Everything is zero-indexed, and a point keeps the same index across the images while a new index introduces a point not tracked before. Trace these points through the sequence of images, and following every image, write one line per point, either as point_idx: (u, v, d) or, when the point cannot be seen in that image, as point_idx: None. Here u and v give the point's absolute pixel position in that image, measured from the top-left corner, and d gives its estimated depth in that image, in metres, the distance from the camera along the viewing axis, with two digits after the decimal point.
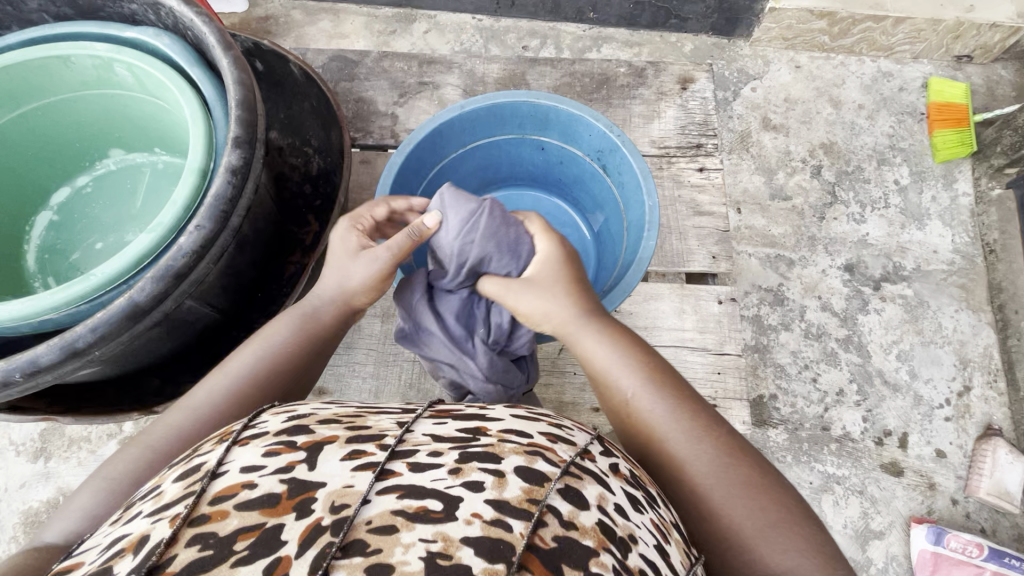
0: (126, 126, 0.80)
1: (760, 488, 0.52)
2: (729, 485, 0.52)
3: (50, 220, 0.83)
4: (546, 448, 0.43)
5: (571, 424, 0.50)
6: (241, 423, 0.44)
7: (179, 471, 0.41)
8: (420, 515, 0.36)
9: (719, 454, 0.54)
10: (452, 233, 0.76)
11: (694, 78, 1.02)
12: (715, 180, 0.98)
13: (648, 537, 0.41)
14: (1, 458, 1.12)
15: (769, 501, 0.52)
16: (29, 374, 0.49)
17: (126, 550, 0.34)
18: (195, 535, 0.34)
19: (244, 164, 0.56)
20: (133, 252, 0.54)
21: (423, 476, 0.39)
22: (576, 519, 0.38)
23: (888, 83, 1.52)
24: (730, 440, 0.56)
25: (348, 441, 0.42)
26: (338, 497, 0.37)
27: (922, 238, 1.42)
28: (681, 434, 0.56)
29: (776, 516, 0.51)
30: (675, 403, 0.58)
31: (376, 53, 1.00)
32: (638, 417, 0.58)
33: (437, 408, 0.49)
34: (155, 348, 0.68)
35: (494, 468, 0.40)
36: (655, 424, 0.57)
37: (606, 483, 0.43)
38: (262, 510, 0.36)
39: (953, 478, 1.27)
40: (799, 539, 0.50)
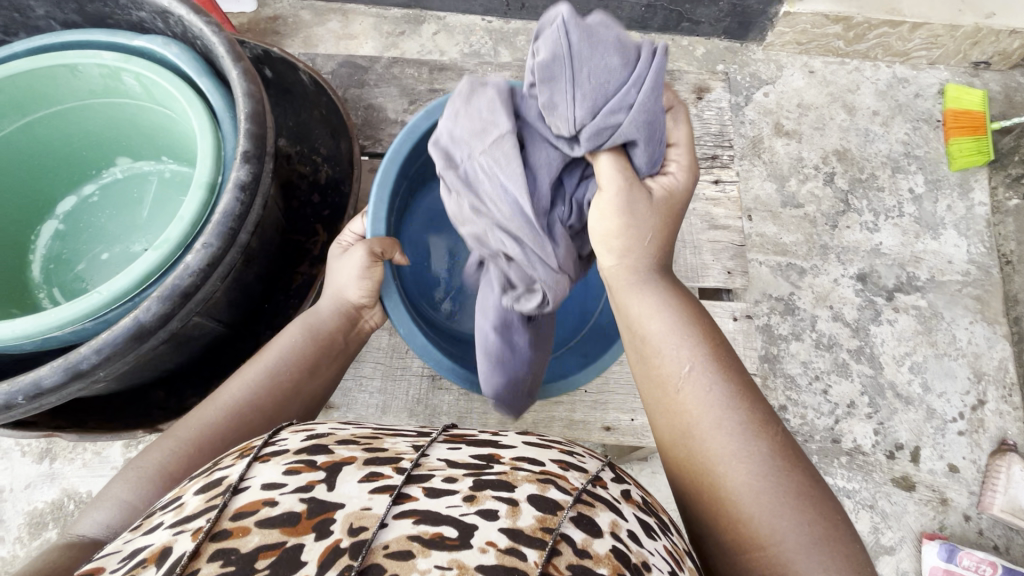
0: (136, 136, 0.80)
1: (811, 500, 0.45)
2: (775, 488, 0.45)
3: (56, 229, 0.82)
4: (558, 475, 0.42)
5: (583, 451, 0.49)
6: (263, 439, 0.43)
7: (200, 483, 0.40)
8: (436, 542, 0.35)
9: (771, 451, 0.47)
10: (604, 85, 0.59)
11: (710, 88, 1.00)
12: (730, 193, 0.96)
13: (662, 565, 0.39)
14: (6, 458, 1.12)
15: (818, 516, 0.45)
16: (32, 397, 0.48)
17: (148, 561, 0.33)
18: (217, 550, 0.33)
19: (253, 180, 0.54)
20: (139, 270, 0.52)
21: (437, 501, 0.38)
22: (591, 547, 0.37)
23: (903, 89, 1.50)
24: (785, 441, 0.48)
25: (366, 462, 0.40)
26: (356, 519, 0.36)
27: (936, 248, 1.40)
28: (730, 423, 0.48)
29: (826, 535, 0.44)
30: (729, 385, 0.51)
31: (387, 59, 0.99)
32: (681, 393, 0.51)
33: (451, 432, 0.47)
34: (161, 363, 0.67)
35: (508, 496, 0.38)
36: (699, 403, 0.50)
37: (619, 510, 0.42)
38: (282, 530, 0.35)
39: (965, 494, 1.25)
40: (848, 562, 0.43)
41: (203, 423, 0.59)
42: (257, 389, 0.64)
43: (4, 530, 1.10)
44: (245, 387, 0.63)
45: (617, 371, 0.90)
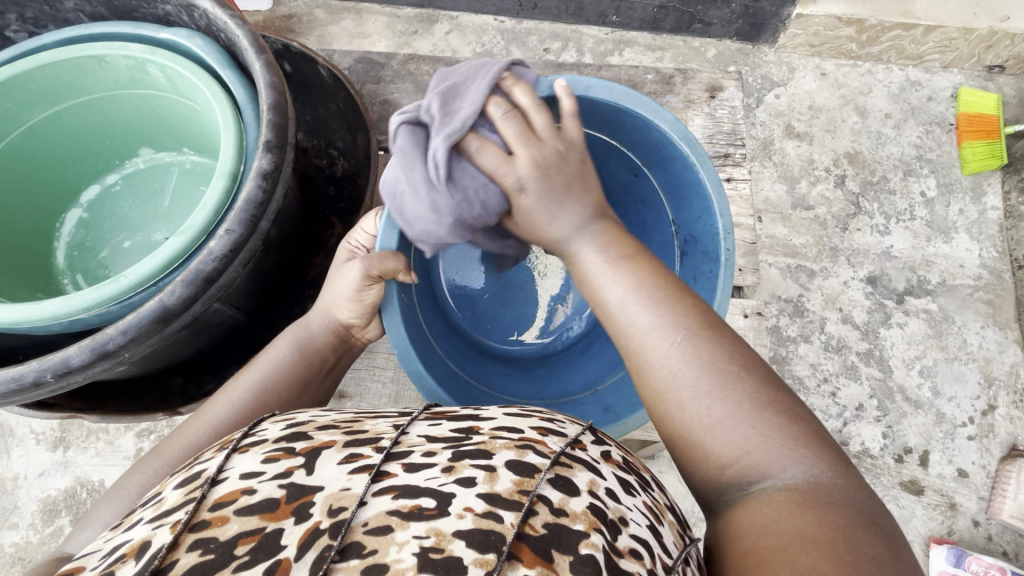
0: (159, 128, 0.82)
1: (732, 381, 0.48)
2: (690, 388, 0.49)
3: (79, 217, 0.85)
4: (537, 441, 0.45)
5: (563, 419, 0.52)
6: (241, 432, 0.46)
7: (180, 478, 0.43)
8: (415, 513, 0.38)
9: (682, 353, 0.50)
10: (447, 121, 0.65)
11: (723, 87, 1.00)
12: (742, 191, 0.97)
13: (639, 519, 0.42)
14: (21, 446, 1.14)
15: (752, 402, 0.47)
16: (60, 375, 0.49)
17: (126, 556, 0.36)
18: (195, 539, 0.36)
19: (275, 169, 0.56)
20: (164, 255, 0.54)
21: (417, 476, 0.41)
22: (567, 506, 0.40)
23: (916, 92, 1.49)
24: (701, 330, 0.51)
25: (345, 445, 0.44)
26: (335, 500, 0.39)
27: (948, 252, 1.39)
28: (646, 337, 0.53)
29: (749, 407, 0.47)
30: (645, 298, 0.55)
31: (402, 55, 1.00)
32: (609, 323, 0.57)
33: (432, 410, 0.52)
34: (180, 349, 0.68)
35: (486, 464, 0.41)
36: (623, 328, 0.55)
37: (597, 470, 0.44)
38: (261, 516, 0.37)
39: (974, 499, 1.24)
40: (787, 439, 0.46)
41: (183, 445, 0.61)
42: (240, 411, 0.65)
43: (17, 517, 1.11)
44: (227, 409, 0.65)
45: None
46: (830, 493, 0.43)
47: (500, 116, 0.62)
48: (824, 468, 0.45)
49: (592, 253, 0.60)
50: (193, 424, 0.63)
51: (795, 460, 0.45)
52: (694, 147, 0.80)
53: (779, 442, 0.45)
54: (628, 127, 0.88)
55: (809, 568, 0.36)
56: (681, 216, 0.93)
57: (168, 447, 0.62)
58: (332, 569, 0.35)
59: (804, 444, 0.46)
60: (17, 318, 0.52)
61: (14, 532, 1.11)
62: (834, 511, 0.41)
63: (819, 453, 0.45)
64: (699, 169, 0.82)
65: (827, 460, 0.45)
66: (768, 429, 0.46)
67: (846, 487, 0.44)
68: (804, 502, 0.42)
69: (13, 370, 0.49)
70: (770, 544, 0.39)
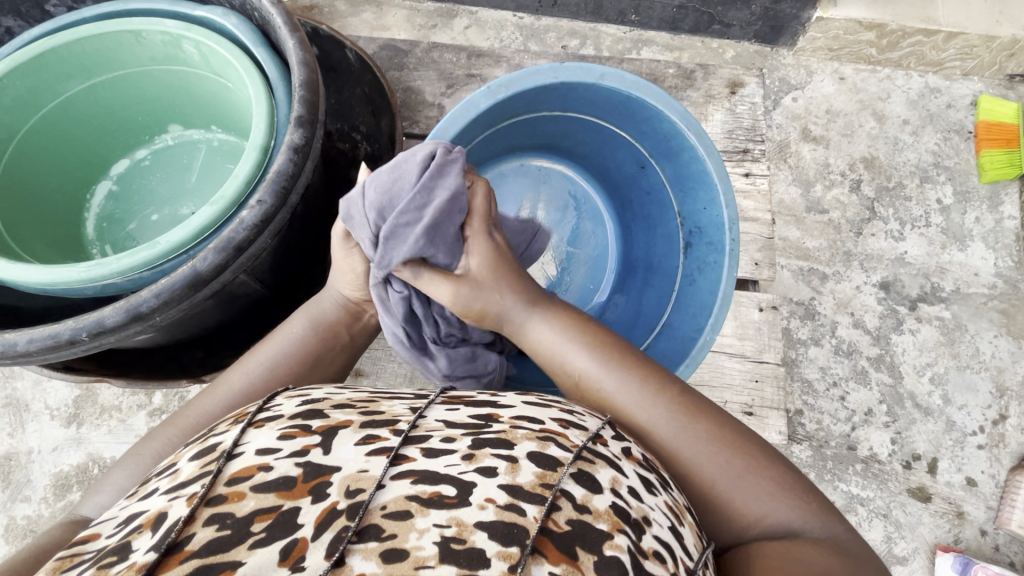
0: (189, 104, 0.86)
1: (736, 444, 0.54)
2: (705, 445, 0.53)
3: (109, 189, 0.89)
4: (558, 433, 0.45)
5: (582, 411, 0.53)
6: (256, 406, 0.47)
7: (195, 450, 0.43)
8: (435, 501, 0.38)
9: (684, 416, 0.55)
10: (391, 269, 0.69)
11: (744, 83, 1.00)
12: (760, 186, 0.97)
13: (662, 519, 0.43)
14: (36, 421, 1.16)
15: (734, 448, 0.53)
16: (95, 334, 0.53)
17: (143, 527, 0.36)
18: (212, 514, 0.36)
19: (305, 143, 0.58)
20: (196, 224, 0.56)
21: (436, 462, 0.41)
22: (590, 503, 0.40)
23: (935, 99, 1.49)
24: (686, 399, 0.57)
25: (362, 427, 0.44)
26: (353, 481, 0.39)
27: (963, 260, 1.39)
28: (640, 401, 0.57)
29: (757, 463, 0.53)
30: (608, 363, 0.61)
31: (427, 43, 1.01)
32: (598, 393, 0.60)
33: (449, 394, 0.52)
34: (207, 317, 0.70)
35: (507, 454, 0.42)
36: (612, 394, 0.58)
37: (620, 467, 0.45)
38: (277, 493, 0.37)
39: (982, 509, 1.24)
40: (767, 479, 0.52)
41: (202, 412, 0.62)
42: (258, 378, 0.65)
43: (29, 491, 1.13)
44: (245, 378, 0.65)
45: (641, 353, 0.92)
46: (831, 539, 0.50)
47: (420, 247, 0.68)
48: (823, 519, 0.51)
49: (544, 318, 0.68)
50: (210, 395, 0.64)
51: (800, 512, 0.51)
52: (703, 137, 0.82)
53: (785, 496, 0.51)
54: (635, 120, 0.90)
55: None
56: (685, 206, 0.93)
57: (185, 415, 0.62)
58: (350, 549, 0.35)
59: (802, 498, 0.52)
60: (54, 278, 0.55)
61: (27, 505, 1.12)
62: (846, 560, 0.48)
63: (815, 503, 0.52)
64: (705, 159, 0.84)
65: (824, 509, 0.52)
66: (767, 482, 0.52)
67: (840, 533, 0.51)
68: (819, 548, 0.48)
69: (51, 328, 0.53)
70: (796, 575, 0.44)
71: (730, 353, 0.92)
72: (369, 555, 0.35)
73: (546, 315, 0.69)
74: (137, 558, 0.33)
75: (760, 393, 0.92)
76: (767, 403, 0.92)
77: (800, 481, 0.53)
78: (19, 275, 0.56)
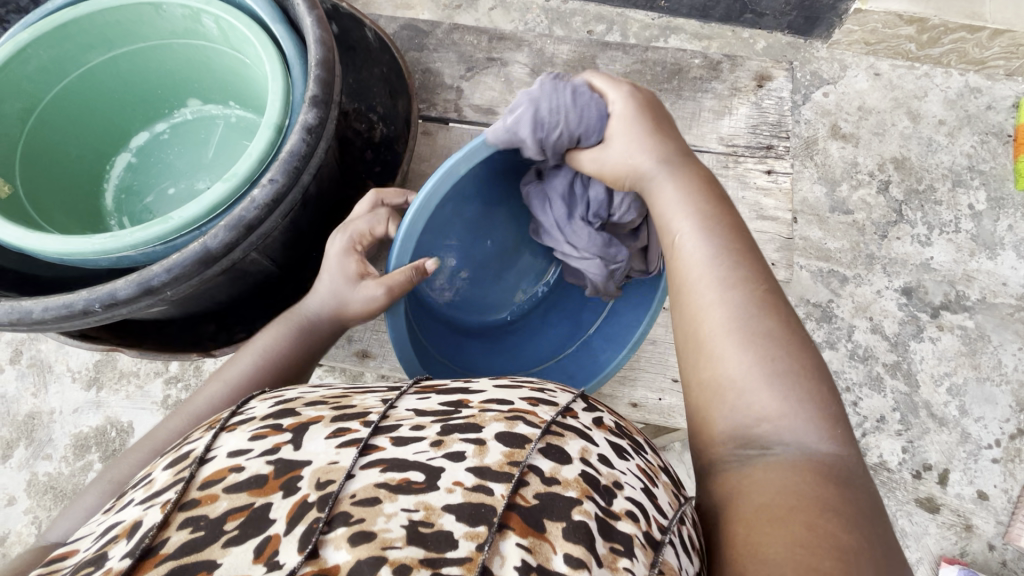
0: (208, 79, 0.86)
1: (791, 344, 0.49)
2: (754, 339, 0.49)
3: (129, 161, 0.91)
4: (527, 412, 0.45)
5: (554, 389, 0.52)
6: (229, 411, 0.47)
7: (170, 458, 0.43)
8: (403, 486, 0.38)
9: (755, 302, 0.50)
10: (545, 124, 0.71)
11: (772, 76, 0.98)
12: (782, 184, 0.95)
13: (633, 482, 0.43)
14: (58, 382, 1.19)
15: (790, 356, 0.48)
16: (107, 306, 0.55)
17: (119, 536, 0.37)
18: (184, 518, 0.36)
19: (319, 123, 0.59)
20: (210, 200, 0.58)
21: (405, 449, 0.41)
22: (558, 474, 0.40)
23: (975, 100, 1.43)
24: (771, 287, 0.52)
25: (333, 421, 0.44)
26: (323, 474, 0.39)
27: (991, 268, 1.34)
28: (711, 279, 0.53)
29: (802, 371, 0.48)
30: (713, 234, 0.55)
31: (447, 24, 1.00)
32: (676, 259, 0.56)
33: (422, 383, 0.52)
34: (216, 294, 0.73)
35: (475, 438, 0.42)
36: (690, 263, 0.55)
37: (590, 437, 0.44)
38: (250, 491, 0.38)
39: (992, 523, 1.21)
40: (808, 401, 0.47)
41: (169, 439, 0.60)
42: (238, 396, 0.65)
43: (49, 450, 1.17)
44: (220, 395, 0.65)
45: (651, 348, 0.93)
46: (848, 476, 0.44)
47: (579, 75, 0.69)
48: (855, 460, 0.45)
49: (665, 178, 0.61)
50: (181, 413, 0.63)
51: (822, 438, 0.45)
52: None
53: (818, 418, 0.46)
54: None
55: (826, 532, 0.39)
56: None
57: (156, 437, 0.62)
58: (322, 540, 0.35)
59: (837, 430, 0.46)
60: (70, 248, 0.56)
61: (48, 463, 1.16)
62: (856, 498, 0.42)
63: (845, 438, 0.46)
64: None
65: (855, 455, 0.46)
66: (810, 406, 0.46)
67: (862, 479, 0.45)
68: (815, 477, 0.43)
69: (65, 298, 0.55)
70: (773, 516, 0.41)
71: None
72: (340, 542, 0.35)
73: (676, 176, 0.61)
74: (111, 565, 0.34)
75: None
76: None
77: (844, 420, 0.47)
78: (36, 244, 0.57)
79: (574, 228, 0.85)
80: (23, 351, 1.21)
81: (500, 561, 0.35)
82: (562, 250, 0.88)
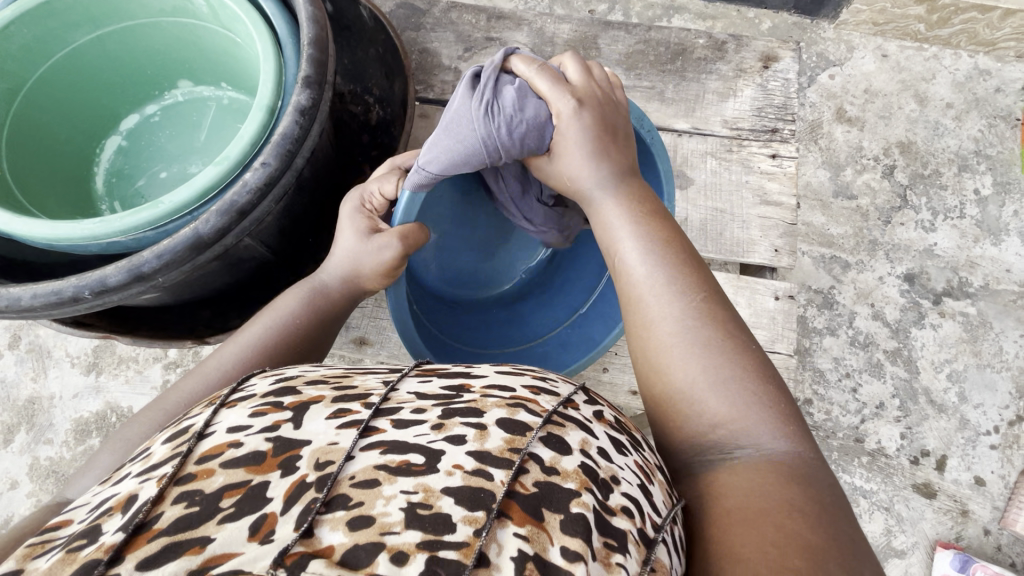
0: (198, 59, 0.84)
1: (734, 350, 0.51)
2: (698, 347, 0.51)
3: (118, 144, 0.89)
4: (529, 400, 0.44)
5: (555, 378, 0.51)
6: (229, 388, 0.46)
7: (168, 433, 0.43)
8: (403, 469, 0.38)
9: (697, 313, 0.53)
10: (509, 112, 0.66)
11: (778, 57, 0.95)
12: (787, 169, 0.93)
13: (631, 477, 0.43)
14: (57, 367, 1.19)
15: (731, 360, 0.50)
16: (98, 293, 0.54)
17: (114, 509, 0.36)
18: (180, 493, 0.36)
19: (312, 105, 0.58)
20: (200, 184, 0.56)
21: (406, 432, 0.41)
22: (559, 464, 0.40)
23: (983, 82, 1.40)
24: (709, 297, 0.55)
25: (333, 401, 0.43)
26: (322, 454, 0.38)
27: (995, 255, 1.32)
28: (654, 293, 0.55)
29: (745, 377, 0.50)
30: (654, 253, 0.58)
31: (445, 2, 0.98)
32: (623, 276, 0.59)
33: (423, 366, 0.52)
34: (213, 280, 0.72)
35: (477, 422, 0.41)
36: (636, 280, 0.58)
37: (590, 428, 0.44)
38: (247, 468, 0.37)
39: (988, 508, 1.21)
40: (759, 400, 0.49)
41: (182, 395, 0.60)
42: (251, 354, 0.64)
43: (49, 435, 1.17)
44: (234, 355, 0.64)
45: None
46: (804, 471, 0.46)
47: (532, 69, 0.65)
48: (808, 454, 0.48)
49: (610, 199, 0.64)
50: (195, 373, 0.62)
51: (774, 437, 0.48)
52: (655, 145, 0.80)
53: (770, 418, 0.48)
54: None
55: (786, 526, 0.40)
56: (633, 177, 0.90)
57: (170, 397, 0.60)
58: (318, 520, 0.35)
59: (789, 427, 0.49)
60: (59, 234, 0.55)
61: (49, 447, 1.16)
62: (814, 490, 0.44)
63: (798, 437, 0.48)
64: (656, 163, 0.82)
65: (810, 450, 0.49)
66: (761, 406, 0.49)
67: (818, 470, 0.47)
68: (776, 477, 0.45)
69: (54, 285, 0.54)
70: (748, 517, 0.42)
71: None
72: (338, 524, 0.34)
73: (620, 196, 0.63)
74: (105, 539, 0.33)
75: None
76: None
77: (794, 415, 0.50)
78: (24, 229, 0.56)
79: (533, 202, 0.85)
80: (21, 336, 1.20)
81: (497, 548, 0.35)
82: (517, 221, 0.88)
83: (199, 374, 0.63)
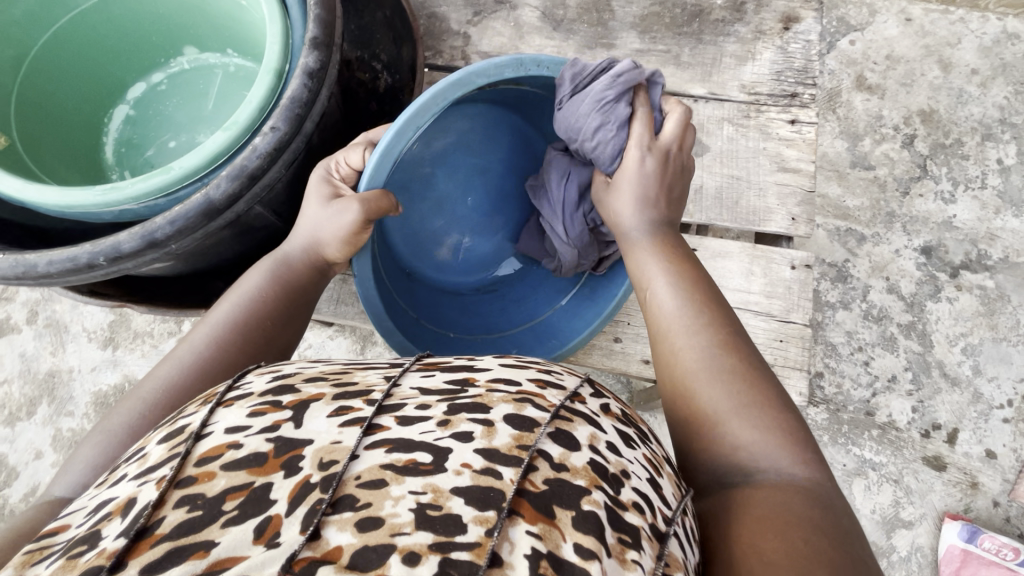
0: (204, 25, 0.84)
1: (756, 383, 0.53)
2: (722, 376, 0.54)
3: (127, 114, 0.88)
4: (535, 395, 0.44)
5: (561, 370, 0.51)
6: (225, 385, 0.46)
7: (165, 432, 0.43)
8: (410, 468, 0.38)
9: (720, 345, 0.56)
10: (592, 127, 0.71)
11: (799, 18, 0.92)
12: (806, 135, 0.90)
13: (639, 472, 0.43)
14: (74, 342, 1.21)
15: (749, 389, 0.53)
16: (111, 260, 0.54)
17: (114, 513, 0.36)
18: (181, 496, 0.36)
19: (320, 67, 0.57)
20: (209, 150, 0.56)
21: (411, 429, 0.41)
22: (567, 461, 0.40)
23: (1011, 46, 1.34)
24: (729, 334, 0.57)
25: (334, 398, 0.43)
26: (326, 454, 0.39)
27: (1017, 227, 1.29)
28: (681, 328, 0.59)
29: (765, 404, 0.52)
30: (680, 288, 0.62)
31: None
32: (653, 313, 0.63)
33: (425, 359, 0.52)
34: (223, 251, 0.72)
35: (483, 418, 0.41)
36: (663, 315, 0.62)
37: (598, 423, 0.44)
38: (249, 470, 0.37)
39: (999, 481, 1.21)
40: (773, 425, 0.51)
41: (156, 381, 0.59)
42: (220, 331, 0.63)
43: (70, 407, 1.19)
44: (202, 338, 0.63)
45: None
46: (820, 496, 0.46)
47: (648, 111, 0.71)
48: (826, 486, 0.48)
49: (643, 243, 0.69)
50: (167, 359, 0.61)
51: (794, 465, 0.49)
52: None
53: (784, 444, 0.50)
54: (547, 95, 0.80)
55: (812, 545, 0.40)
56: None
57: (143, 385, 0.59)
58: (324, 521, 0.35)
59: (804, 458, 0.49)
60: (71, 201, 0.55)
61: (71, 419, 1.19)
62: (831, 513, 0.44)
63: (816, 473, 0.49)
64: None
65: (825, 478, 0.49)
66: (777, 439, 0.50)
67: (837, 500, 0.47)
68: (799, 498, 0.45)
69: (69, 252, 0.54)
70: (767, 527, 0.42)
71: (756, 311, 0.88)
72: (344, 525, 0.35)
73: (655, 244, 0.69)
74: (106, 544, 0.34)
75: (783, 353, 0.88)
76: (791, 363, 0.88)
77: (811, 448, 0.50)
78: (37, 196, 0.56)
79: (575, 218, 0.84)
80: (39, 311, 1.22)
81: (509, 547, 0.35)
82: (552, 222, 0.87)
83: (172, 360, 0.61)
